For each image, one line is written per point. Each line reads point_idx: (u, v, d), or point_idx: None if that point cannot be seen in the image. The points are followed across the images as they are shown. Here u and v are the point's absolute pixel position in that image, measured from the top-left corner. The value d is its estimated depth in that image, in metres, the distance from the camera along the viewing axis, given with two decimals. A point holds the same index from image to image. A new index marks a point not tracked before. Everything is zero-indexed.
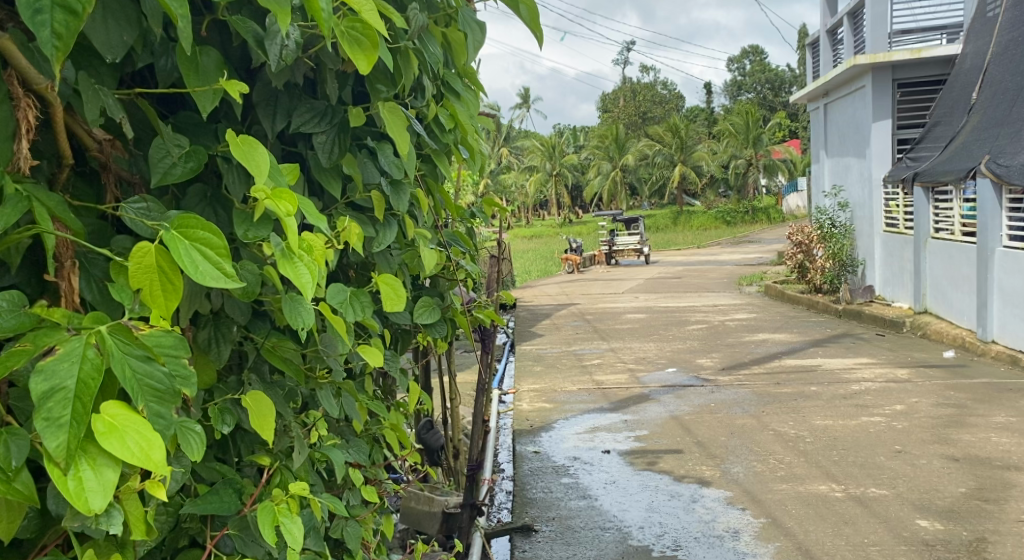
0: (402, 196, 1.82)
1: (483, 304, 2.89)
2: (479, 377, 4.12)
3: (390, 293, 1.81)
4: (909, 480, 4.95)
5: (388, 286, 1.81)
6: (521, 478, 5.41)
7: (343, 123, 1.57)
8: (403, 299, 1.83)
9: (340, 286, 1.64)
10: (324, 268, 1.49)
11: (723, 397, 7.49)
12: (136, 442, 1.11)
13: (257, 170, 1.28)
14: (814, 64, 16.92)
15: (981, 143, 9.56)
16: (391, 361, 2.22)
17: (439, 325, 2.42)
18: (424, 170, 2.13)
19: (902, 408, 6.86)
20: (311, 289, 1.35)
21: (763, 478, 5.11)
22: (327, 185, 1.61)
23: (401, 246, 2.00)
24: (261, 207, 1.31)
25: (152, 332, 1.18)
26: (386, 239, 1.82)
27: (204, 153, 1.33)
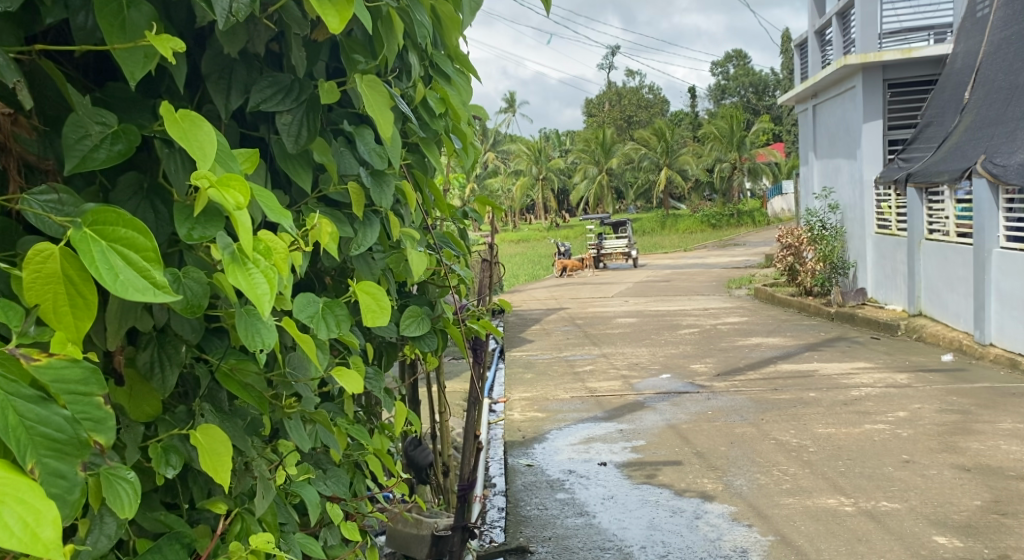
0: (386, 190, 1.57)
1: (475, 312, 2.63)
2: (470, 388, 3.86)
3: (372, 306, 1.55)
4: (922, 492, 4.72)
5: (367, 294, 1.55)
6: (514, 494, 5.16)
7: (311, 101, 1.38)
8: (388, 312, 1.56)
9: (309, 297, 1.40)
10: (289, 276, 1.26)
11: (720, 404, 7.25)
12: (19, 519, 0.95)
13: (200, 153, 1.08)
14: (802, 65, 16.76)
15: (975, 143, 9.35)
16: (373, 380, 1.98)
17: (428, 338, 2.17)
18: (411, 160, 1.87)
19: (905, 414, 6.63)
20: (269, 301, 1.13)
21: (768, 492, 4.88)
22: (293, 176, 1.40)
23: (385, 247, 1.74)
24: (205, 196, 1.10)
25: (52, 363, 1.06)
26: (367, 239, 1.57)
27: (136, 132, 1.20)
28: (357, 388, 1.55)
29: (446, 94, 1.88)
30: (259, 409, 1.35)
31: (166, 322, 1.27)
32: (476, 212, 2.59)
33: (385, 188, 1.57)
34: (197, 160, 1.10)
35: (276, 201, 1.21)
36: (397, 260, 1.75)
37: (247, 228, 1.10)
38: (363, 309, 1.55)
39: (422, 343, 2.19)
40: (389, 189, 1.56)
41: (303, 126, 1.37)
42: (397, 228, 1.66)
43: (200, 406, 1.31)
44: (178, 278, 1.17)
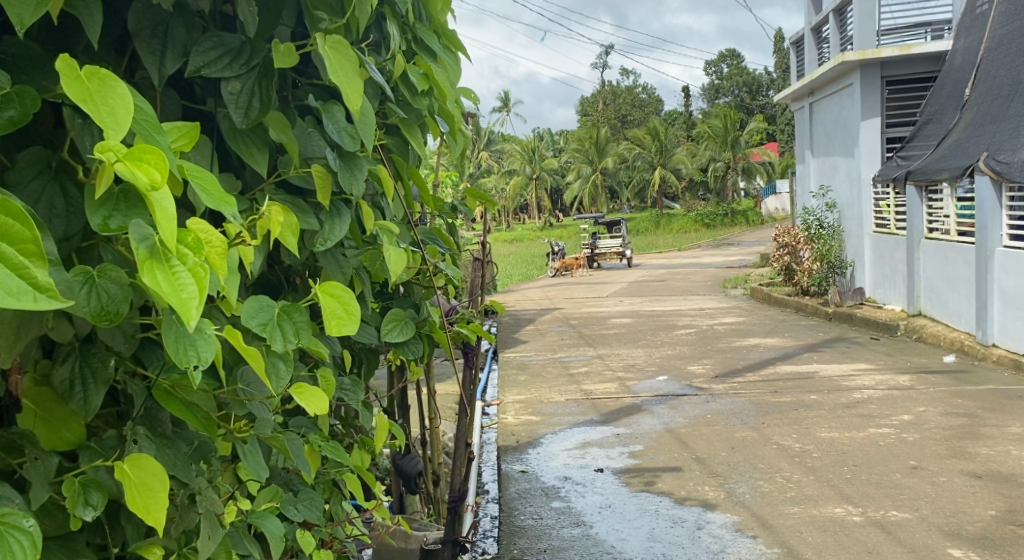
0: (358, 175, 1.41)
1: (465, 315, 2.40)
2: (462, 393, 3.67)
3: (338, 313, 1.36)
4: (932, 501, 4.53)
5: (328, 296, 1.36)
6: (508, 502, 4.96)
7: (264, 66, 1.28)
8: (358, 320, 1.38)
9: (263, 301, 1.25)
10: (231, 277, 1.12)
11: (719, 407, 7.05)
12: None
13: (108, 118, 1.00)
14: (798, 62, 16.58)
15: (976, 139, 9.17)
16: (351, 389, 1.81)
17: (411, 344, 1.97)
18: (387, 142, 1.67)
19: (910, 418, 6.44)
20: (197, 307, 0.99)
21: (772, 501, 4.69)
22: (246, 156, 1.28)
23: (359, 243, 1.55)
24: (113, 171, 0.99)
25: None
26: (336, 233, 1.40)
27: (36, 96, 1.08)
28: (320, 410, 1.37)
29: (429, 69, 1.68)
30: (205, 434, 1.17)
31: (92, 332, 1.12)
32: (469, 206, 2.36)
33: (356, 175, 1.41)
34: (106, 126, 1.00)
35: (215, 185, 1.08)
36: (372, 257, 1.57)
37: (169, 215, 0.98)
38: (326, 315, 1.35)
39: (408, 352, 1.98)
40: (360, 175, 1.39)
41: (255, 97, 1.27)
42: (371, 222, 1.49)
43: (134, 429, 1.13)
44: (93, 279, 1.05)
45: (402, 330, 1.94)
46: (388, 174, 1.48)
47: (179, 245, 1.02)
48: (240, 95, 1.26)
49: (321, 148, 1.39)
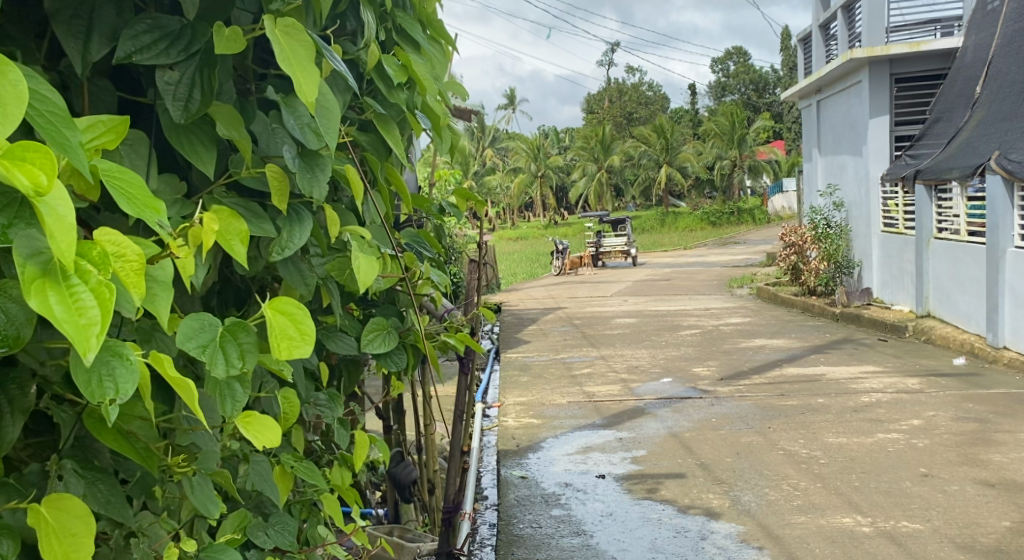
0: (321, 177, 1.36)
1: (453, 322, 2.25)
2: (459, 400, 3.58)
3: (290, 332, 1.24)
4: (944, 511, 4.40)
5: (283, 314, 1.25)
6: (507, 509, 4.84)
7: (206, 52, 1.27)
8: (314, 340, 1.26)
9: (204, 318, 1.18)
10: (153, 297, 1.07)
11: (724, 411, 6.92)
12: None
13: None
14: (805, 60, 16.41)
15: (987, 138, 9.03)
16: (328, 406, 1.71)
17: (394, 356, 1.85)
18: (361, 139, 1.55)
19: (920, 423, 6.30)
20: (99, 336, 0.94)
21: (778, 509, 4.56)
22: (192, 155, 1.27)
23: (326, 252, 1.48)
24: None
25: None
26: (295, 240, 1.36)
27: None
28: (272, 441, 1.31)
29: (409, 61, 1.57)
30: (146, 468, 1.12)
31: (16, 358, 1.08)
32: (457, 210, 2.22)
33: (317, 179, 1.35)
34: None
35: (132, 185, 1.04)
36: (340, 266, 1.49)
37: (65, 229, 0.92)
38: (275, 335, 1.23)
39: (391, 364, 1.86)
40: (322, 174, 1.34)
41: (197, 88, 1.26)
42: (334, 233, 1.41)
43: (59, 463, 1.11)
44: None
45: (387, 342, 1.83)
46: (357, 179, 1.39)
47: (82, 260, 0.97)
48: (176, 84, 1.24)
49: (281, 145, 1.36)
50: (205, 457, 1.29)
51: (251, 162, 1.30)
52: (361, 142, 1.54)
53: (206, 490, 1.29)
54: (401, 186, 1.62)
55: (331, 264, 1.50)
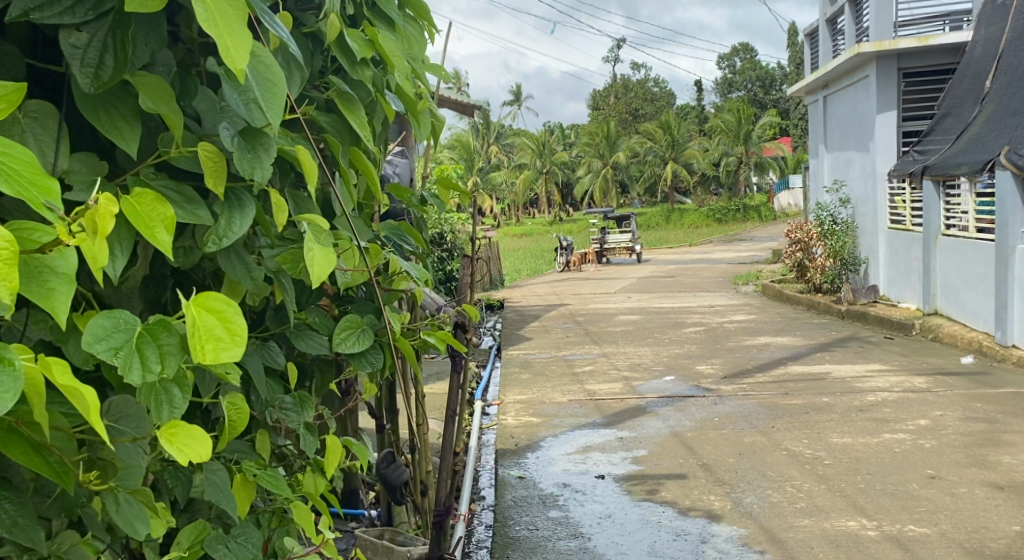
0: (264, 156, 1.33)
1: (432, 320, 2.14)
2: (451, 400, 3.47)
3: (217, 333, 1.18)
4: (952, 515, 4.28)
5: (208, 313, 1.19)
6: (503, 510, 4.73)
7: (118, 13, 1.23)
8: (244, 343, 1.20)
9: (110, 316, 1.17)
10: (39, 290, 1.07)
11: (728, 410, 6.80)
12: None
13: None
14: (812, 55, 16.25)
15: (996, 134, 8.89)
16: (296, 411, 1.61)
17: (371, 356, 1.74)
18: (322, 120, 1.50)
19: (927, 423, 6.17)
20: None
21: (781, 512, 4.45)
22: (113, 130, 1.25)
23: (273, 240, 1.44)
24: None
25: None
26: (235, 229, 1.33)
27: None
28: (200, 455, 1.25)
29: (377, 35, 1.52)
30: (60, 482, 1.13)
31: None
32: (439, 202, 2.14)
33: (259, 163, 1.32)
34: None
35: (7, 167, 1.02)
36: (291, 256, 1.46)
37: None
38: (200, 333, 1.18)
39: (366, 364, 1.74)
40: (263, 154, 1.31)
41: (109, 52, 1.22)
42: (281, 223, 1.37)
43: None
44: None
45: (360, 340, 1.71)
46: (310, 162, 1.34)
47: None
48: (85, 46, 1.21)
49: (216, 120, 1.34)
50: (128, 471, 1.26)
51: (179, 141, 1.27)
52: (324, 123, 1.49)
53: (134, 507, 1.26)
54: (377, 174, 1.56)
55: (283, 256, 1.46)
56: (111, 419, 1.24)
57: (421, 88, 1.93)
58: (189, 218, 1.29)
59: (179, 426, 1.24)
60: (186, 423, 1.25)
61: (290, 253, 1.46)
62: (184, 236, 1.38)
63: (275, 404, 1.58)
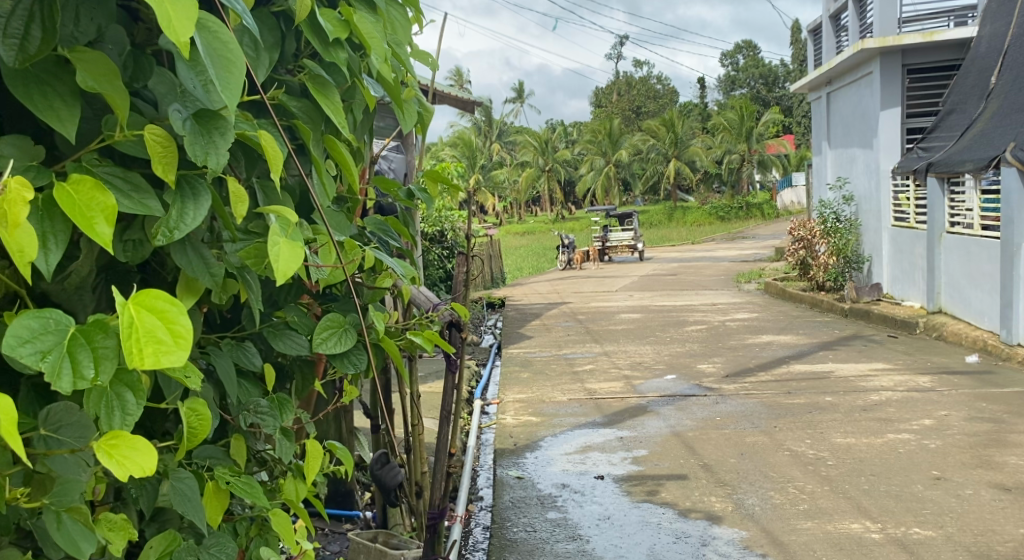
0: (222, 147, 1.32)
1: (420, 318, 2.07)
2: (444, 400, 3.39)
3: (158, 335, 1.18)
4: (959, 517, 4.20)
5: (150, 313, 1.20)
6: (501, 511, 4.65)
7: None
8: (187, 346, 1.20)
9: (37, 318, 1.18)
10: None
11: (730, 409, 6.71)
12: None
13: None
14: (816, 51, 16.15)
15: (1002, 130, 8.79)
16: (271, 414, 1.52)
17: (355, 357, 1.66)
18: (292, 105, 1.47)
19: (932, 422, 6.08)
20: None
21: (783, 514, 4.37)
22: (49, 115, 1.26)
23: (234, 234, 1.42)
24: None
25: None
26: (188, 219, 1.33)
27: None
28: (143, 469, 1.25)
29: (354, 16, 1.49)
30: None
31: None
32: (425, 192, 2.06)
33: (219, 152, 1.33)
34: None
35: None
36: (254, 252, 1.42)
37: None
38: (140, 334, 1.18)
39: (351, 365, 1.66)
40: (221, 136, 1.31)
41: (36, 22, 1.24)
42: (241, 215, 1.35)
43: None
44: None
45: (344, 340, 1.63)
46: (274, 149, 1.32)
47: None
48: (8, 16, 1.22)
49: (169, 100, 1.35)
50: (66, 486, 1.28)
51: (124, 123, 1.29)
52: (294, 107, 1.47)
53: (76, 525, 1.27)
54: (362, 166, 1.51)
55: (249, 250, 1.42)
56: (50, 429, 1.28)
57: (407, 77, 1.92)
58: (136, 208, 1.28)
59: (120, 438, 1.25)
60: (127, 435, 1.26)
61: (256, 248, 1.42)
62: (133, 228, 1.38)
63: (251, 408, 1.50)
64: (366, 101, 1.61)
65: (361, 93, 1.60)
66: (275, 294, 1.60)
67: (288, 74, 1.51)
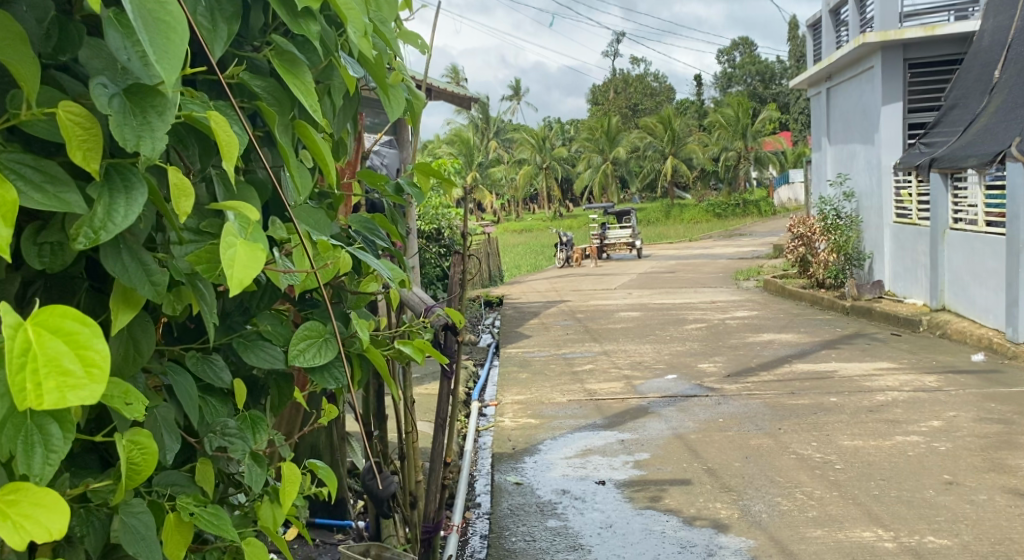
0: (161, 129, 1.15)
1: (410, 324, 1.91)
2: (440, 407, 3.24)
3: (67, 364, 1.01)
4: (974, 525, 4.05)
5: (54, 336, 1.01)
6: (499, 520, 4.49)
7: None
8: (101, 380, 1.02)
9: None
10: None
11: (732, 411, 6.56)
12: None
13: None
14: (815, 46, 16.01)
15: (1007, 124, 8.64)
16: (239, 434, 1.38)
17: (336, 369, 1.51)
18: (257, 85, 1.32)
19: (941, 424, 5.92)
20: None
21: (791, 521, 4.22)
22: None
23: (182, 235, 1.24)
24: None
25: None
26: (125, 216, 1.13)
27: None
28: (51, 528, 1.08)
29: None
30: None
31: None
32: (416, 188, 1.90)
33: (157, 136, 1.15)
34: None
35: None
36: (207, 255, 1.25)
37: None
38: (44, 363, 1.00)
39: (333, 380, 1.51)
40: (163, 118, 1.15)
41: None
42: (186, 212, 1.18)
43: None
44: None
45: (324, 352, 1.48)
46: (226, 135, 1.16)
47: None
48: None
49: (98, 74, 1.18)
50: None
51: (33, 100, 1.10)
52: (257, 87, 1.32)
53: None
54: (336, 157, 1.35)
55: (198, 254, 1.25)
56: None
57: (395, 62, 1.78)
58: (49, 203, 1.10)
59: (22, 491, 1.07)
60: (31, 487, 1.07)
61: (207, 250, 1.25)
62: (52, 230, 1.19)
63: (217, 430, 1.37)
64: (347, 83, 1.46)
65: (340, 73, 1.45)
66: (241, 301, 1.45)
67: (254, 51, 1.36)
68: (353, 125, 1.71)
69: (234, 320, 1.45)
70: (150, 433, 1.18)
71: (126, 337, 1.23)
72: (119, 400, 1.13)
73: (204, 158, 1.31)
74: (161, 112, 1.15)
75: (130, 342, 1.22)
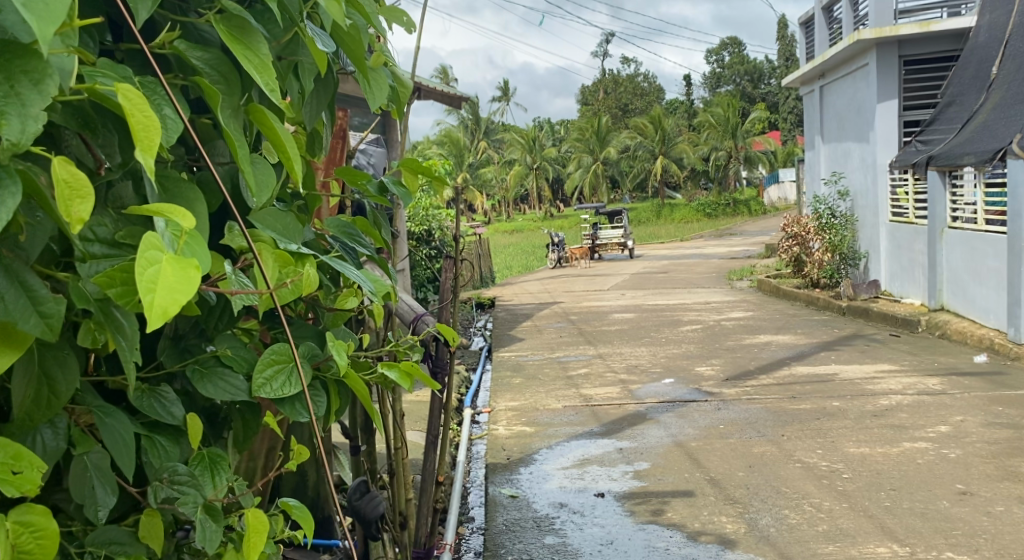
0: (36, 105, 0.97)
1: (396, 343, 1.70)
2: (431, 423, 3.04)
3: None
4: (993, 539, 3.87)
5: None
6: (494, 537, 4.28)
7: None
8: None
9: None
10: None
11: (732, 416, 6.36)
12: None
13: None
14: (807, 44, 15.84)
15: (1006, 121, 8.48)
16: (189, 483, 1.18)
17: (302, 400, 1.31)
18: (198, 56, 1.14)
19: (949, 429, 5.73)
20: None
21: (800, 536, 4.02)
22: None
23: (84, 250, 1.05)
24: None
25: None
26: None
27: None
28: None
29: None
30: None
31: None
32: (402, 188, 1.68)
33: (31, 112, 0.97)
34: None
35: None
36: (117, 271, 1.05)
37: None
38: None
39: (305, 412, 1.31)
40: (40, 90, 0.97)
41: None
42: (81, 216, 1.01)
43: None
44: None
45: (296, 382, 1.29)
46: (140, 114, 1.00)
47: None
48: None
49: None
50: None
51: None
52: (197, 60, 1.14)
53: None
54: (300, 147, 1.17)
55: (105, 274, 1.04)
56: None
57: (377, 38, 1.59)
58: None
59: None
60: None
61: (118, 267, 1.04)
62: None
63: (164, 477, 1.17)
64: (316, 62, 1.29)
65: (309, 47, 1.27)
66: (190, 323, 1.24)
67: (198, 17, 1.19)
68: (329, 115, 1.52)
69: (189, 341, 1.25)
70: (43, 513, 1.06)
71: (35, 373, 1.06)
72: (6, 469, 1.00)
73: (125, 149, 1.16)
74: (39, 82, 0.97)
75: (41, 382, 1.06)
